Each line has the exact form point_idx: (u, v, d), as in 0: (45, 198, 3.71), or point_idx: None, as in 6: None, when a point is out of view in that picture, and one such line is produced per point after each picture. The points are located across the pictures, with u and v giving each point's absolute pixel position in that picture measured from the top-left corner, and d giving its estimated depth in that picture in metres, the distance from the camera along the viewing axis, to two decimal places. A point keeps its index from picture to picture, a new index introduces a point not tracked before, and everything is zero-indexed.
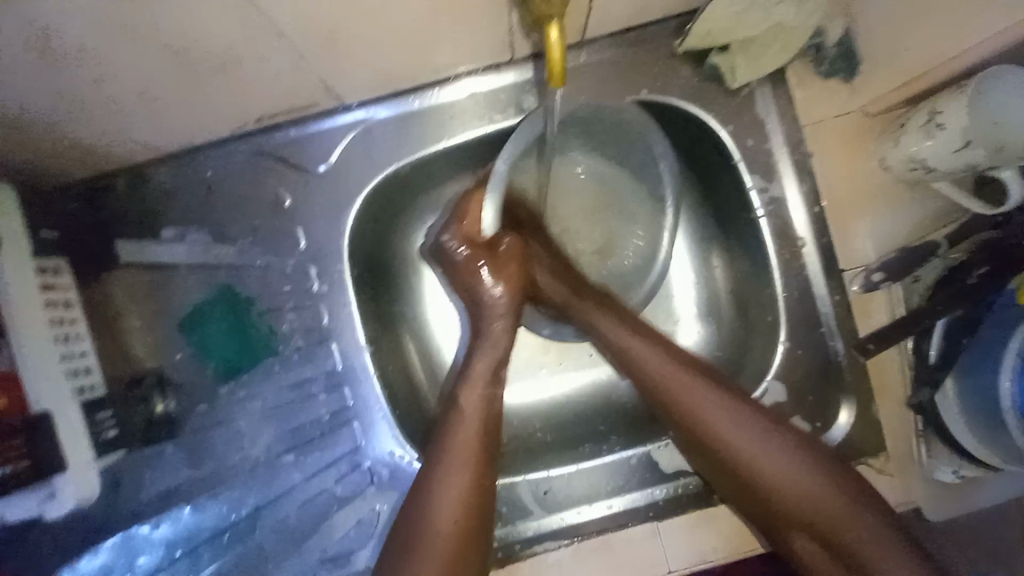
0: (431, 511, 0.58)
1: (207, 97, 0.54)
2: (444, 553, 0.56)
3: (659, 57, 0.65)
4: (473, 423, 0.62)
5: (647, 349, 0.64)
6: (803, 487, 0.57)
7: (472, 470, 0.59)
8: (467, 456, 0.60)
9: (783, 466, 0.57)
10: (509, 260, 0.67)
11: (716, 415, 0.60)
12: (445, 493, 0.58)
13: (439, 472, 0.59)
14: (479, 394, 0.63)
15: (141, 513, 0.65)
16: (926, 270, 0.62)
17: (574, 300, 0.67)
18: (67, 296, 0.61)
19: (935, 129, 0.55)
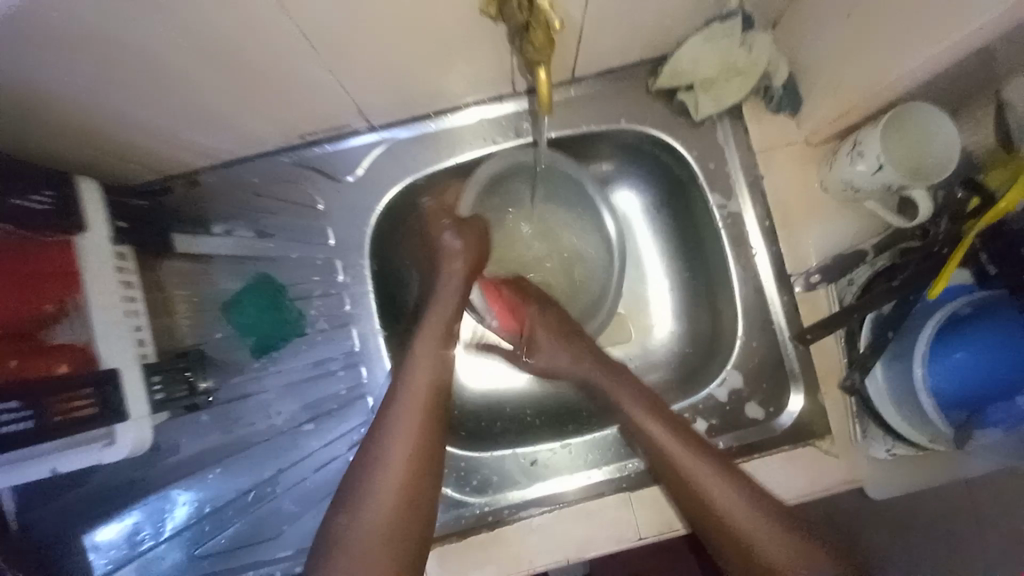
0: (383, 446, 0.66)
1: (263, 113, 0.67)
2: (393, 498, 0.64)
3: (636, 93, 0.78)
4: (426, 372, 0.71)
5: (658, 426, 0.70)
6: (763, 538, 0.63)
7: (420, 414, 0.68)
8: (417, 402, 0.69)
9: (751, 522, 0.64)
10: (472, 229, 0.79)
11: (701, 474, 0.67)
12: (395, 432, 0.67)
13: (392, 418, 0.68)
14: (433, 348, 0.72)
15: (179, 471, 0.76)
16: (859, 273, 0.71)
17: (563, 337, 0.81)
18: (132, 279, 0.71)
19: (858, 156, 0.67)
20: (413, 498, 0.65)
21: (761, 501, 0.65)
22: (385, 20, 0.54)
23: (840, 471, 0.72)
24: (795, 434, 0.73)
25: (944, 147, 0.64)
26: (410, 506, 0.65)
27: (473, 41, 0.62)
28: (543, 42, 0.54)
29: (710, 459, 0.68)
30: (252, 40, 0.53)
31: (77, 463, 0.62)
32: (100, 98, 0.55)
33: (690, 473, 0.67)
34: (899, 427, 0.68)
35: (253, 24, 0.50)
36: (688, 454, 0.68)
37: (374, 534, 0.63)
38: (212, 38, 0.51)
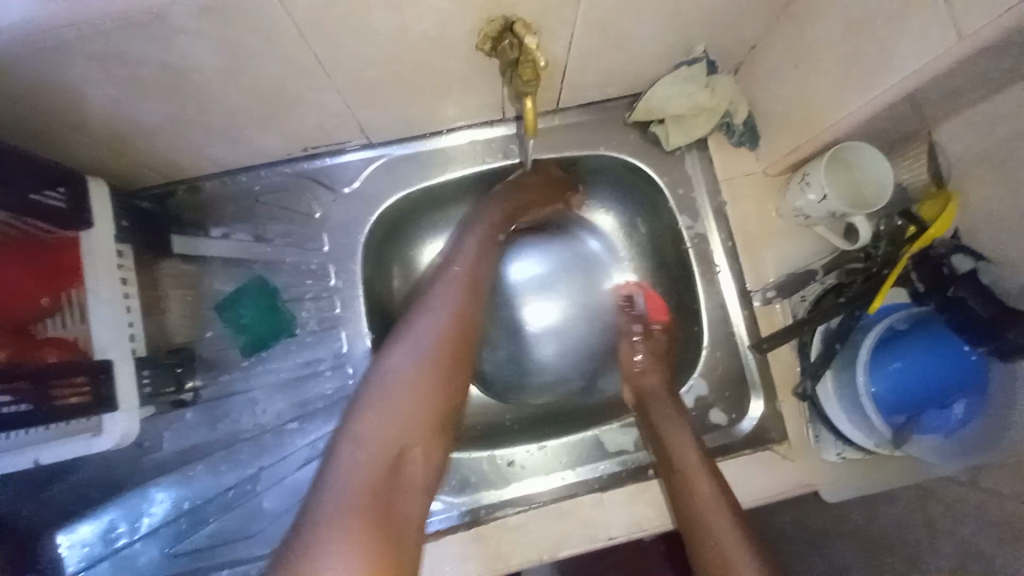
0: (434, 304, 0.70)
1: (271, 127, 0.72)
2: (445, 325, 0.69)
3: (614, 124, 0.87)
4: (474, 258, 0.77)
5: (681, 435, 0.75)
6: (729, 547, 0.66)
7: (466, 286, 0.73)
8: (462, 276, 0.74)
9: (722, 533, 0.67)
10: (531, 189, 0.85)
11: (699, 486, 0.71)
12: (447, 292, 0.72)
13: (443, 285, 0.72)
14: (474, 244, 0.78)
15: (161, 467, 0.77)
16: (810, 291, 0.79)
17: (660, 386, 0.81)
18: (127, 276, 0.74)
19: (806, 185, 0.76)
20: (456, 358, 0.68)
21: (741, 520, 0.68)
22: (391, 51, 0.61)
23: (794, 477, 0.78)
24: (755, 439, 0.79)
25: (876, 181, 0.72)
26: (452, 365, 0.67)
27: (469, 72, 0.69)
28: (530, 76, 0.62)
29: (710, 477, 0.72)
30: (270, 63, 0.58)
31: (58, 455, 0.63)
32: (127, 105, 0.60)
33: (689, 482, 0.71)
34: (847, 430, 0.73)
35: (273, 48, 0.56)
36: (694, 467, 0.72)
37: (420, 376, 0.65)
38: (234, 59, 0.57)
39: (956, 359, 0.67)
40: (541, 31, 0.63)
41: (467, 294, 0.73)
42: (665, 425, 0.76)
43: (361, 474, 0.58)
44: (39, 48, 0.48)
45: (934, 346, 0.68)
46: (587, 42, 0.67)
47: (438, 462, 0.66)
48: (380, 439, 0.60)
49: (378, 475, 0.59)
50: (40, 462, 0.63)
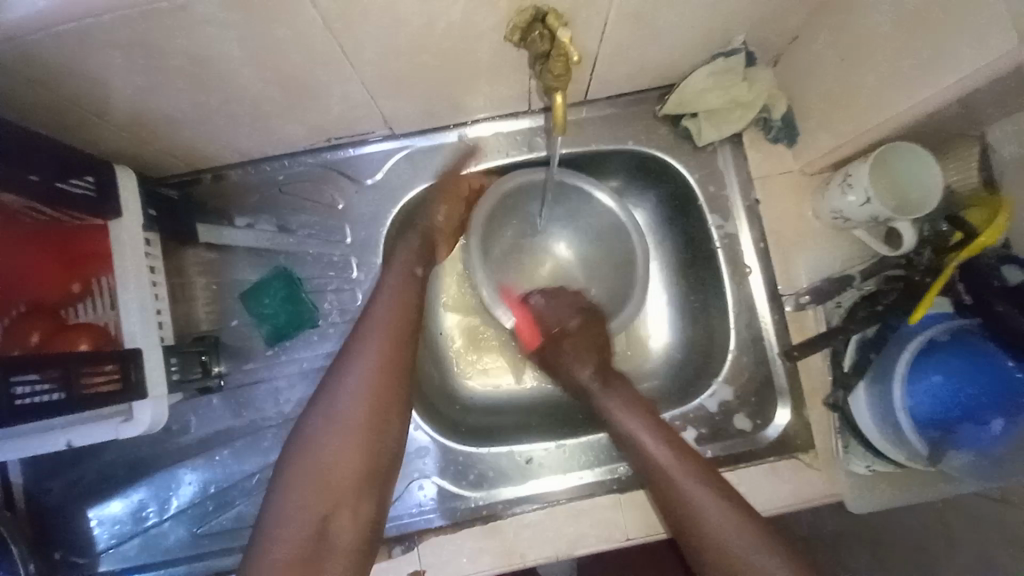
0: (353, 358, 0.68)
1: (295, 119, 0.72)
2: (365, 381, 0.66)
3: (644, 117, 0.83)
4: (399, 301, 0.72)
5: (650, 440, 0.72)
6: (728, 537, 0.64)
7: (390, 336, 0.69)
8: (385, 324, 0.70)
9: (713, 520, 0.65)
10: (457, 201, 0.82)
11: (689, 486, 0.68)
12: (368, 344, 0.68)
13: (365, 334, 0.69)
14: (399, 284, 0.74)
15: (186, 451, 0.78)
16: (846, 297, 0.76)
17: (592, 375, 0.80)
18: (155, 262, 0.75)
19: (848, 187, 0.72)
20: (377, 417, 0.66)
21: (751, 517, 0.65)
22: (418, 41, 0.59)
23: (820, 486, 0.75)
24: (780, 447, 0.77)
25: (923, 186, 0.68)
26: (374, 421, 0.66)
27: (497, 64, 0.67)
28: (561, 70, 0.59)
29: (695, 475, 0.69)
30: (295, 53, 0.57)
31: (87, 438, 0.65)
32: (156, 95, 0.61)
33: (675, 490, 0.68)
34: (878, 444, 0.71)
35: (300, 38, 0.55)
36: (673, 467, 0.70)
37: (337, 438, 0.64)
38: (260, 50, 0.56)
39: (987, 377, 0.62)
40: (574, 20, 0.60)
41: (386, 345, 0.68)
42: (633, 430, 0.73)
43: (289, 535, 0.60)
44: (69, 40, 0.48)
45: (965, 360, 0.64)
46: (620, 34, 0.65)
47: (374, 515, 0.65)
48: (302, 501, 0.62)
49: (304, 539, 0.60)
50: (72, 443, 0.65)
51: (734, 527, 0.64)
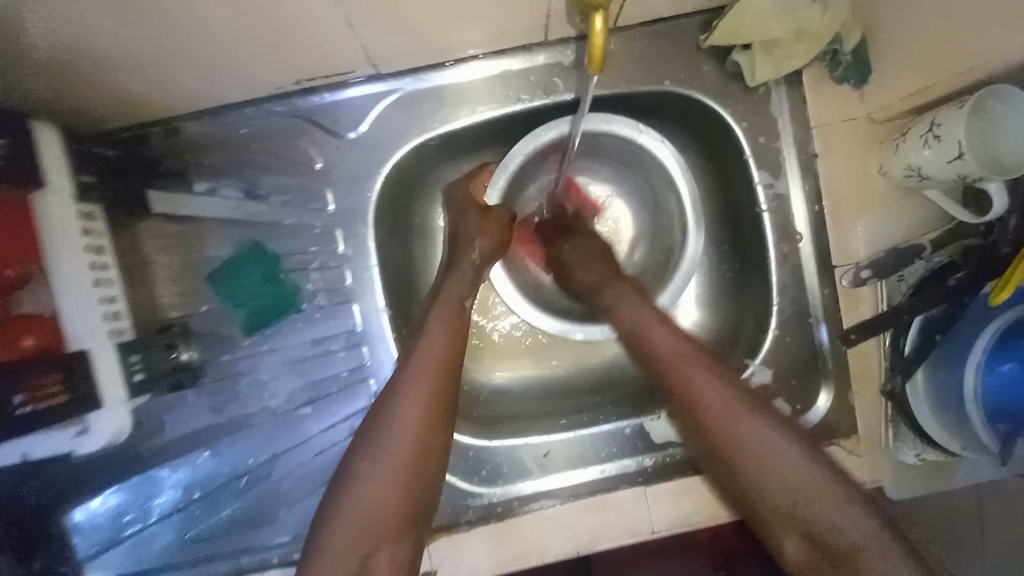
0: (396, 414, 0.59)
1: (255, 55, 0.57)
2: (417, 420, 0.59)
3: (685, 49, 0.69)
4: (445, 334, 0.64)
5: (659, 333, 0.66)
6: (805, 484, 0.56)
7: (440, 366, 0.62)
8: (428, 374, 0.61)
9: (788, 472, 0.56)
10: (493, 224, 0.72)
11: (695, 374, 0.62)
12: (417, 376, 0.61)
13: (407, 381, 0.61)
14: (444, 323, 0.65)
15: (161, 452, 0.68)
16: (910, 271, 0.66)
17: (605, 283, 0.71)
18: (101, 242, 0.63)
19: (933, 140, 0.59)
20: (418, 476, 0.59)
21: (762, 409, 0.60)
22: None
23: (862, 474, 0.70)
24: (820, 434, 0.70)
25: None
26: (420, 461, 0.59)
27: None
28: None
29: (706, 363, 0.63)
30: None
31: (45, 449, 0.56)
32: (71, 25, 0.46)
33: (681, 375, 0.63)
34: (930, 430, 0.65)
35: None
36: (685, 356, 0.63)
37: (381, 500, 0.57)
38: None
39: None
40: None
41: (438, 382, 0.61)
42: (644, 324, 0.67)
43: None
44: None
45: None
46: None
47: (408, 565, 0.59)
48: (335, 571, 0.54)
49: None
50: (29, 457, 0.55)
51: (814, 478, 0.56)
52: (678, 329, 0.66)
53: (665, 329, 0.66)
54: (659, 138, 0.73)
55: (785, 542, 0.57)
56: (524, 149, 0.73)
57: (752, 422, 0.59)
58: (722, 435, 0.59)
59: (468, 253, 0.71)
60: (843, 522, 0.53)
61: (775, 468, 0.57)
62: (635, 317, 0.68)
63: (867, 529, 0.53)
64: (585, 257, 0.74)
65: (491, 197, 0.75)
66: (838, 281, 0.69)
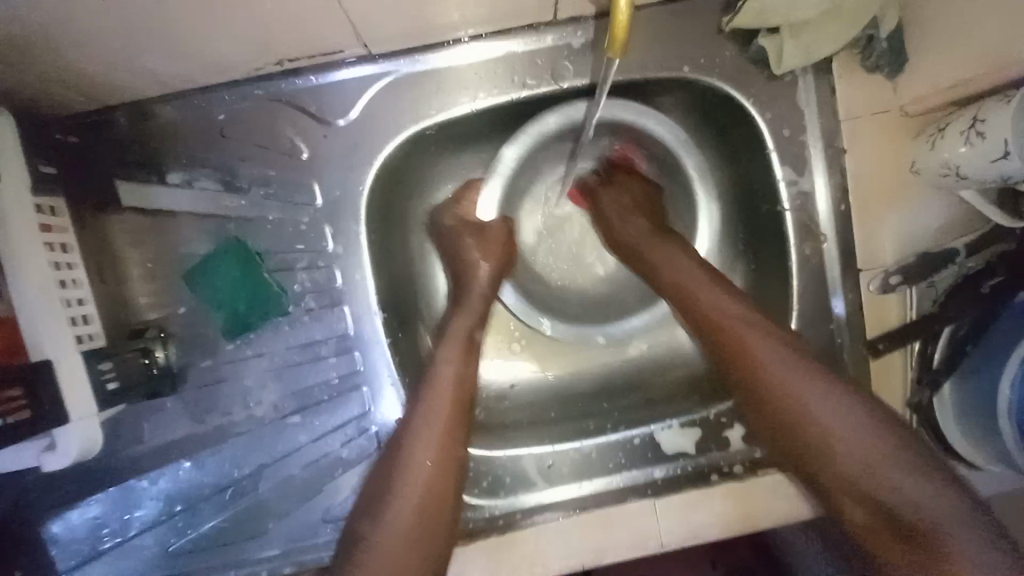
0: (409, 459, 0.58)
1: (228, 30, 0.50)
2: (433, 449, 0.58)
3: (705, 31, 0.63)
4: (456, 368, 0.62)
5: (723, 303, 0.64)
6: (874, 456, 0.54)
7: (450, 397, 0.60)
8: (444, 417, 0.59)
9: (850, 437, 0.55)
10: (495, 242, 0.70)
11: (760, 346, 0.61)
12: (431, 405, 0.60)
13: (420, 411, 0.59)
14: (454, 359, 0.63)
15: (141, 461, 0.63)
16: (942, 276, 0.62)
17: (651, 240, 0.70)
18: (65, 239, 0.57)
19: (975, 137, 0.54)
20: (433, 520, 0.57)
21: (838, 385, 0.58)
22: None
23: None
24: None
25: None
26: (441, 487, 0.58)
27: None
28: None
29: (775, 337, 0.61)
30: None
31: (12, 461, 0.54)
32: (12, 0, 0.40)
33: (750, 348, 0.62)
34: (956, 441, 0.63)
35: None
36: (750, 331, 0.62)
37: (401, 528, 0.56)
38: None
39: None
40: None
41: (452, 413, 0.60)
42: (698, 293, 0.66)
43: None
44: None
45: None
46: None
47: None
48: None
49: None
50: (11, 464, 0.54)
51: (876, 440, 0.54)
52: (742, 302, 0.65)
53: (729, 300, 0.64)
54: (666, 122, 0.71)
55: (850, 512, 0.55)
56: (516, 150, 0.70)
57: (826, 398, 0.57)
58: (793, 407, 0.58)
59: (475, 279, 0.69)
60: (921, 501, 0.51)
61: (848, 433, 0.55)
62: (671, 278, 0.68)
63: (951, 515, 0.50)
64: (633, 209, 0.72)
65: (485, 212, 0.72)
66: (867, 285, 0.65)
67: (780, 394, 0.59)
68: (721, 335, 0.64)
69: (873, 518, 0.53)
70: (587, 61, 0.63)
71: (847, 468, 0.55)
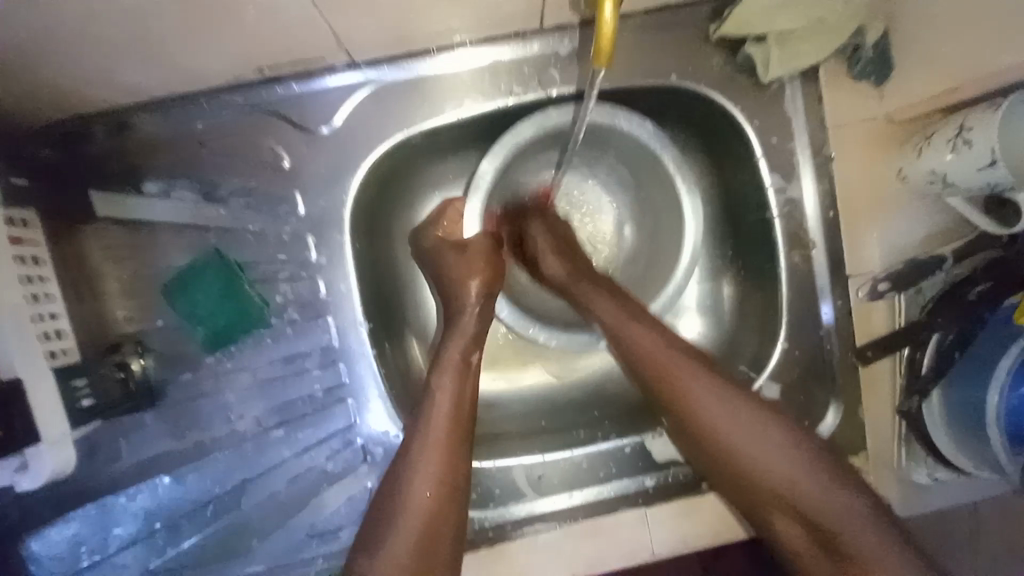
0: (412, 476, 0.57)
1: (205, 39, 0.49)
2: (436, 466, 0.57)
3: (692, 38, 0.63)
4: (457, 383, 0.61)
5: (648, 335, 0.63)
6: (802, 480, 0.56)
7: (453, 413, 0.60)
8: (445, 433, 0.59)
9: (797, 475, 0.56)
10: (477, 258, 0.67)
11: (688, 379, 0.60)
12: (434, 423, 0.59)
13: (422, 428, 0.59)
14: (455, 374, 0.62)
15: (120, 480, 0.61)
16: (929, 283, 0.62)
17: (575, 281, 0.68)
18: (36, 251, 0.56)
19: (961, 145, 0.54)
20: (434, 544, 0.55)
21: (760, 412, 0.59)
22: None
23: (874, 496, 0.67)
24: None
25: None
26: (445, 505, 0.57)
27: None
28: None
29: (699, 366, 0.61)
30: None
31: None
32: None
33: (675, 381, 0.61)
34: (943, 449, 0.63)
35: None
36: (676, 361, 0.61)
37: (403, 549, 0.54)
38: None
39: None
40: None
41: (454, 430, 0.59)
42: (623, 327, 0.64)
43: None
44: None
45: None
46: None
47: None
48: None
49: None
50: None
51: (830, 482, 0.55)
52: (665, 331, 0.64)
53: (655, 330, 0.63)
54: (646, 123, 0.66)
55: (779, 529, 0.58)
56: (492, 163, 0.66)
57: (752, 427, 0.58)
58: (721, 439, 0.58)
59: (467, 298, 0.66)
60: (847, 521, 0.53)
61: (774, 458, 0.57)
62: (610, 313, 0.65)
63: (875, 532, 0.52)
64: (559, 243, 0.70)
65: (468, 228, 0.68)
66: (855, 293, 0.65)
67: (707, 427, 0.59)
68: (648, 369, 0.63)
69: (804, 539, 0.56)
70: (575, 69, 0.63)
71: (774, 491, 0.57)
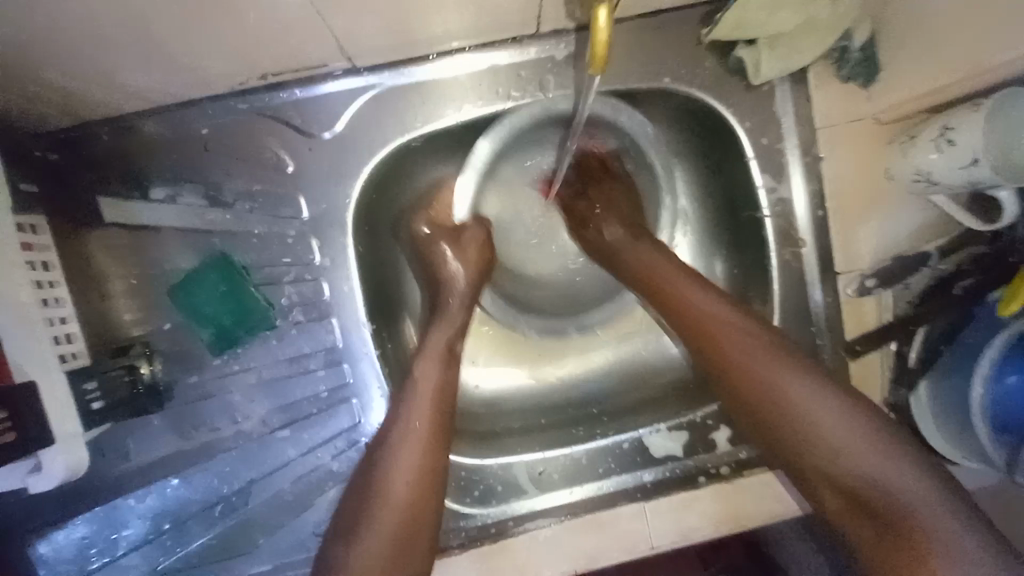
0: (388, 471, 0.58)
1: (211, 48, 0.51)
2: (414, 462, 0.58)
3: (685, 42, 0.64)
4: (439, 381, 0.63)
5: (700, 295, 0.64)
6: (859, 446, 0.53)
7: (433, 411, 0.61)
8: (423, 430, 0.60)
9: (850, 441, 0.53)
10: (470, 245, 0.71)
11: (738, 336, 0.60)
12: (411, 419, 0.60)
13: (400, 425, 0.60)
14: (434, 371, 0.63)
15: (128, 479, 0.63)
16: (915, 279, 0.65)
17: (626, 245, 0.70)
18: (46, 257, 0.57)
19: (945, 144, 0.56)
20: (409, 538, 0.57)
21: (820, 376, 0.57)
22: None
23: None
24: None
25: None
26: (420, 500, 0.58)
27: None
28: None
29: (756, 331, 0.60)
30: None
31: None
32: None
33: (724, 337, 0.61)
34: (932, 438, 0.66)
35: None
36: (727, 321, 0.62)
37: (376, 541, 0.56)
38: None
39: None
40: None
41: (433, 428, 0.60)
42: (674, 285, 0.65)
43: None
44: None
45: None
46: None
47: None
48: None
49: None
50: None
51: (877, 448, 0.52)
52: (721, 294, 0.64)
53: (709, 292, 0.64)
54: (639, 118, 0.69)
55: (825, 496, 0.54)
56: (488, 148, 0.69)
57: (810, 390, 0.56)
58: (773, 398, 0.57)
59: (455, 291, 0.69)
60: (902, 487, 0.50)
61: (831, 422, 0.54)
62: (641, 268, 0.68)
63: (931, 501, 0.49)
64: (613, 208, 0.72)
65: (457, 210, 0.72)
66: (845, 289, 0.67)
67: (761, 388, 0.58)
68: (699, 328, 0.63)
69: (850, 508, 0.53)
70: (572, 75, 0.65)
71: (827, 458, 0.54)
